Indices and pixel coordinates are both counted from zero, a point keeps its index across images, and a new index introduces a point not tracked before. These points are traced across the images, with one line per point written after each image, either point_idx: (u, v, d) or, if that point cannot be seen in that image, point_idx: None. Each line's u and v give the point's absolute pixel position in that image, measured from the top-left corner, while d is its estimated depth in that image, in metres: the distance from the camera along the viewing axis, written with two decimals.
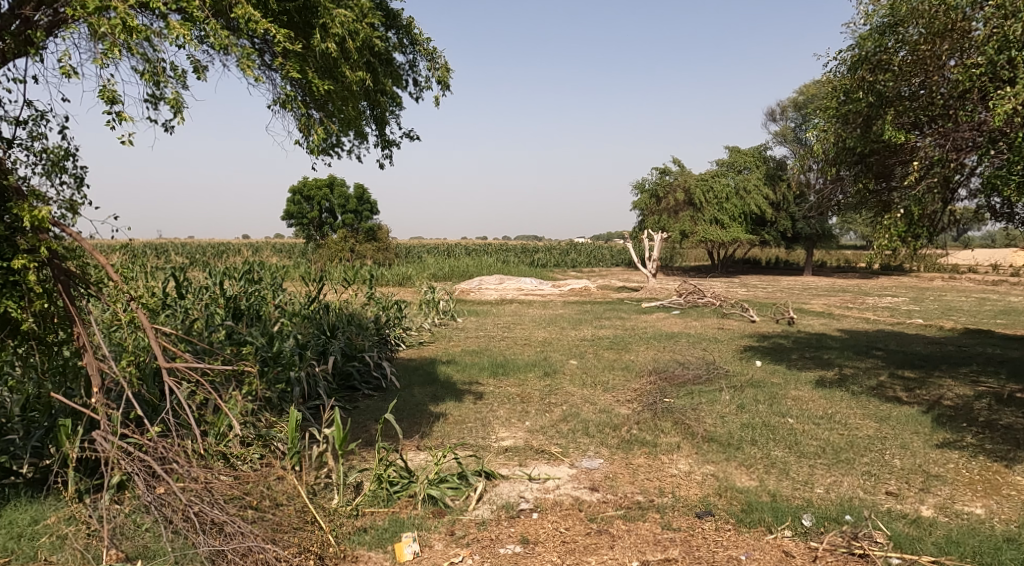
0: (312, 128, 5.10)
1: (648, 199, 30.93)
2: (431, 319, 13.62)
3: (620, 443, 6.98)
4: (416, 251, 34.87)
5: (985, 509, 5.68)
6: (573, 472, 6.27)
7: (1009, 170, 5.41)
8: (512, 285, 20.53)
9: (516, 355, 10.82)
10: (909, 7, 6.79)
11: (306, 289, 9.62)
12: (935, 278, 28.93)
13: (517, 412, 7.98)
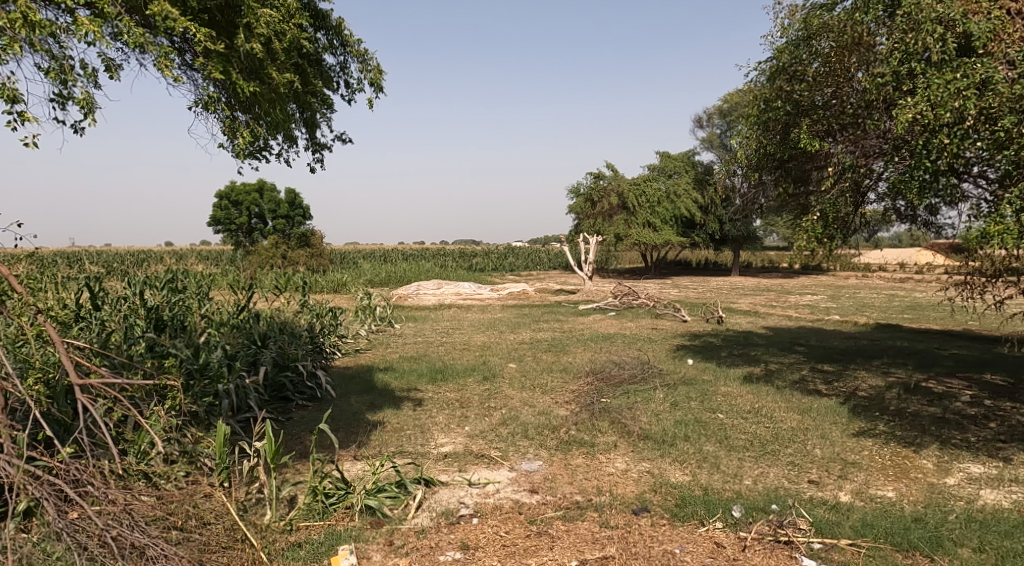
0: (238, 131, 5.07)
1: (582, 203, 31.38)
2: (368, 326, 13.55)
3: (559, 445, 7.16)
4: (351, 257, 34.48)
5: (896, 492, 6.09)
6: (512, 476, 6.39)
7: (912, 174, 5.84)
8: (450, 291, 20.58)
9: (455, 360, 10.90)
10: (820, 22, 7.22)
11: (235, 299, 9.45)
12: (852, 277, 30.46)
13: (456, 417, 8.06)
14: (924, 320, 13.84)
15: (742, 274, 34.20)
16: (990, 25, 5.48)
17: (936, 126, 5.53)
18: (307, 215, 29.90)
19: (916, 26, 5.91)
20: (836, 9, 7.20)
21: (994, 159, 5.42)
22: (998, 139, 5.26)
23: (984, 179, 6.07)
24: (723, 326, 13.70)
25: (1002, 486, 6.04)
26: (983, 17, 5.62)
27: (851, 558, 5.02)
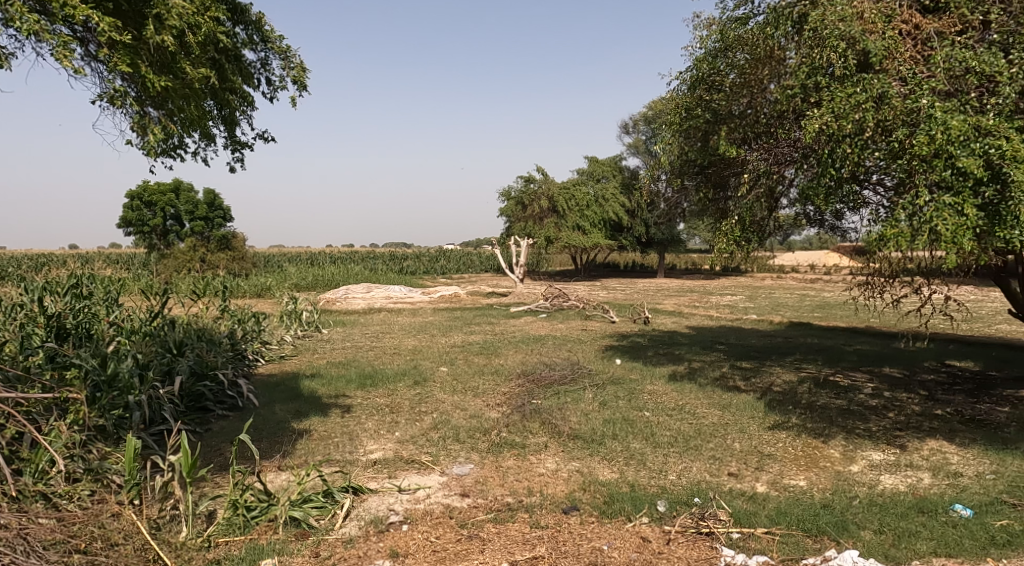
0: (148, 126, 4.99)
1: (513, 207, 31.62)
2: (294, 332, 13.31)
3: (490, 447, 7.27)
4: (275, 260, 33.62)
5: (807, 481, 6.46)
6: (443, 480, 6.46)
7: (818, 182, 6.27)
8: (380, 294, 20.44)
9: (385, 365, 10.88)
10: (735, 35, 7.58)
11: (148, 304, 9.13)
12: (768, 278, 31.94)
13: (386, 423, 8.06)
14: (833, 318, 14.64)
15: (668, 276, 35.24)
16: (884, 44, 5.96)
17: (839, 135, 5.93)
18: (229, 216, 29.02)
19: (820, 43, 6.30)
20: (749, 23, 7.56)
21: (890, 167, 5.86)
22: (892, 149, 5.72)
23: (882, 186, 6.51)
24: (648, 326, 14.12)
25: (901, 472, 6.49)
26: (878, 37, 6.08)
27: (767, 544, 5.31)
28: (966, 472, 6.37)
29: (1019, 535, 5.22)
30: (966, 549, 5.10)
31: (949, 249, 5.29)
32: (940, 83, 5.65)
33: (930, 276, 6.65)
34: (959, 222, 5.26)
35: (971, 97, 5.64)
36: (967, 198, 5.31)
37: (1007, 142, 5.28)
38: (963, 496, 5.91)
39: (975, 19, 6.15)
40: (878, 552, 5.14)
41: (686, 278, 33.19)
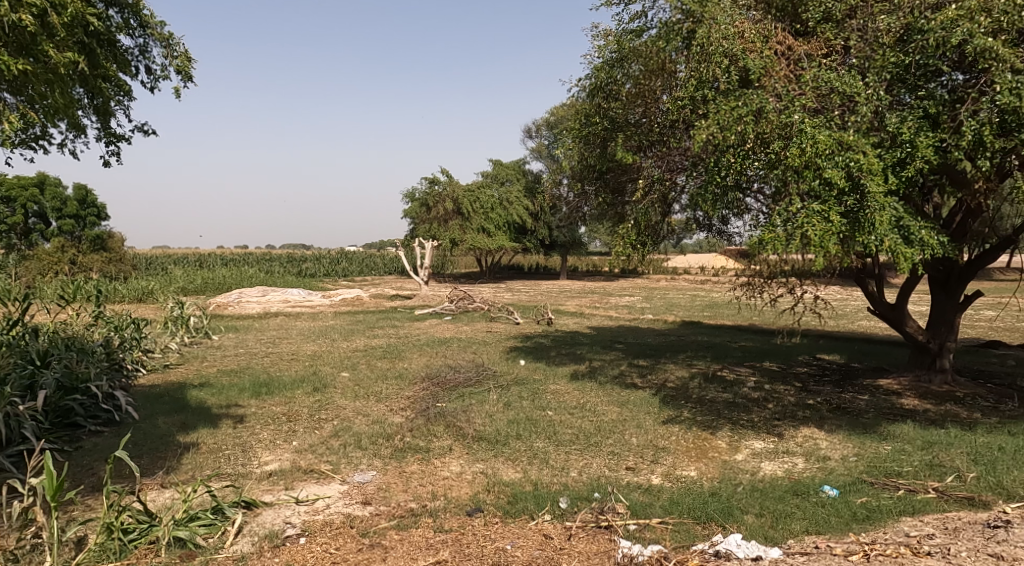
0: (3, 112, 4.72)
1: (417, 208, 31.46)
2: (180, 339, 12.72)
3: (393, 453, 7.28)
4: (159, 262, 32.00)
5: (697, 471, 6.85)
6: (343, 489, 6.43)
7: (707, 188, 6.74)
8: (275, 298, 19.97)
9: (281, 371, 10.63)
10: (630, 47, 7.89)
11: (8, 312, 8.51)
12: (663, 279, 33.36)
13: (283, 432, 7.92)
14: (722, 316, 15.50)
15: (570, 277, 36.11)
16: (762, 62, 6.53)
17: (724, 145, 6.39)
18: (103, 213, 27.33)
19: (704, 59, 6.79)
20: (643, 36, 7.89)
21: (768, 176, 6.41)
22: (770, 160, 6.27)
23: (762, 194, 7.00)
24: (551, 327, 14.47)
25: (779, 458, 7.00)
26: (759, 55, 6.66)
27: (660, 534, 5.59)
28: (834, 456, 6.95)
29: (877, 510, 5.77)
30: (833, 526, 5.58)
31: (817, 252, 5.85)
32: (809, 101, 6.29)
33: (802, 278, 7.22)
34: (826, 227, 5.85)
35: (835, 114, 6.38)
36: (831, 205, 5.96)
37: (863, 156, 6.02)
38: (831, 478, 6.45)
39: (838, 43, 7.20)
40: (759, 534, 5.52)
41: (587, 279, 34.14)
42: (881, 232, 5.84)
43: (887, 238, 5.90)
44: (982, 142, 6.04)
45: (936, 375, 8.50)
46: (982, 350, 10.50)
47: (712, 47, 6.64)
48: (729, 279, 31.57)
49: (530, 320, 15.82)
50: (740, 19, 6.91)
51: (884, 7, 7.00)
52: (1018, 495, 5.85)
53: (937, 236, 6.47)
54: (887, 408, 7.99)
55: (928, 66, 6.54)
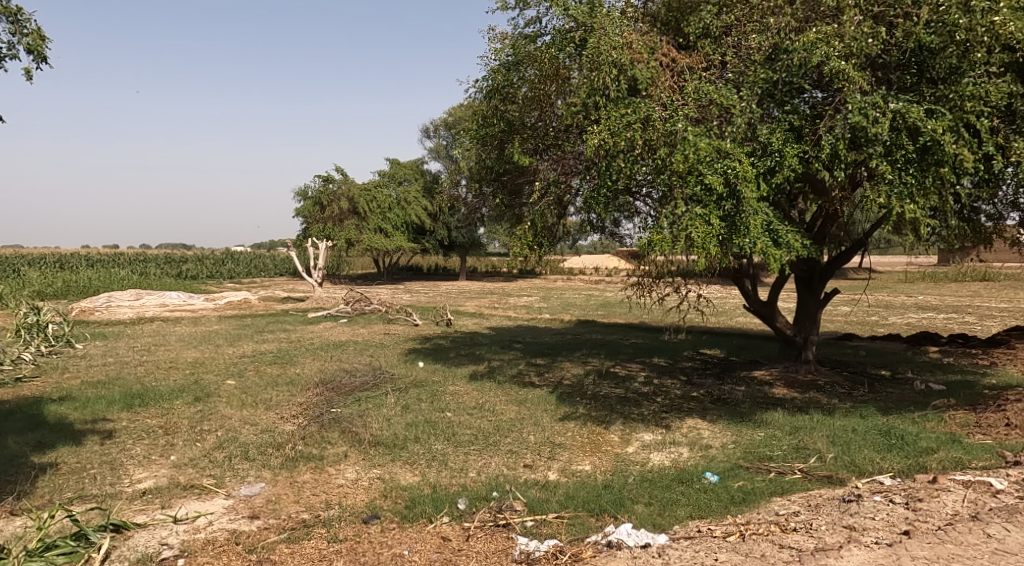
0: None
1: (311, 207, 30.61)
2: (38, 349, 11.83)
3: (284, 463, 7.18)
4: (16, 264, 29.62)
5: (592, 464, 7.10)
6: (227, 504, 6.29)
7: (601, 192, 7.05)
8: (152, 303, 18.98)
9: (158, 381, 10.13)
10: (526, 51, 8.07)
11: None
12: (559, 279, 34.16)
13: (158, 447, 7.61)
14: (614, 315, 16.10)
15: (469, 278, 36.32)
16: (649, 73, 7.00)
17: (615, 151, 6.78)
18: None
19: (595, 68, 7.09)
20: (538, 42, 8.11)
21: (655, 181, 6.81)
22: (657, 165, 6.66)
23: (650, 198, 7.38)
24: (450, 328, 14.50)
25: (666, 449, 7.38)
26: (644, 66, 7.10)
27: (557, 528, 5.77)
28: (714, 444, 7.40)
29: (752, 493, 6.20)
30: (714, 510, 5.94)
31: (700, 253, 6.27)
32: (691, 111, 6.76)
33: (687, 278, 7.64)
34: (707, 230, 6.31)
35: (714, 125, 6.84)
36: (712, 209, 6.41)
37: (739, 164, 6.51)
38: (712, 465, 6.88)
39: (717, 58, 7.71)
40: (648, 522, 5.80)
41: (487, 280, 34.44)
42: (754, 235, 6.40)
43: (760, 241, 6.47)
44: (838, 155, 6.67)
45: (801, 366, 9.16)
46: (840, 341, 11.43)
47: (603, 56, 6.98)
48: (621, 279, 32.74)
49: (430, 321, 15.80)
50: (627, 31, 7.32)
51: (755, 26, 7.54)
52: (870, 470, 6.46)
53: (801, 240, 7.07)
54: (760, 397, 8.56)
55: (793, 84, 7.12)
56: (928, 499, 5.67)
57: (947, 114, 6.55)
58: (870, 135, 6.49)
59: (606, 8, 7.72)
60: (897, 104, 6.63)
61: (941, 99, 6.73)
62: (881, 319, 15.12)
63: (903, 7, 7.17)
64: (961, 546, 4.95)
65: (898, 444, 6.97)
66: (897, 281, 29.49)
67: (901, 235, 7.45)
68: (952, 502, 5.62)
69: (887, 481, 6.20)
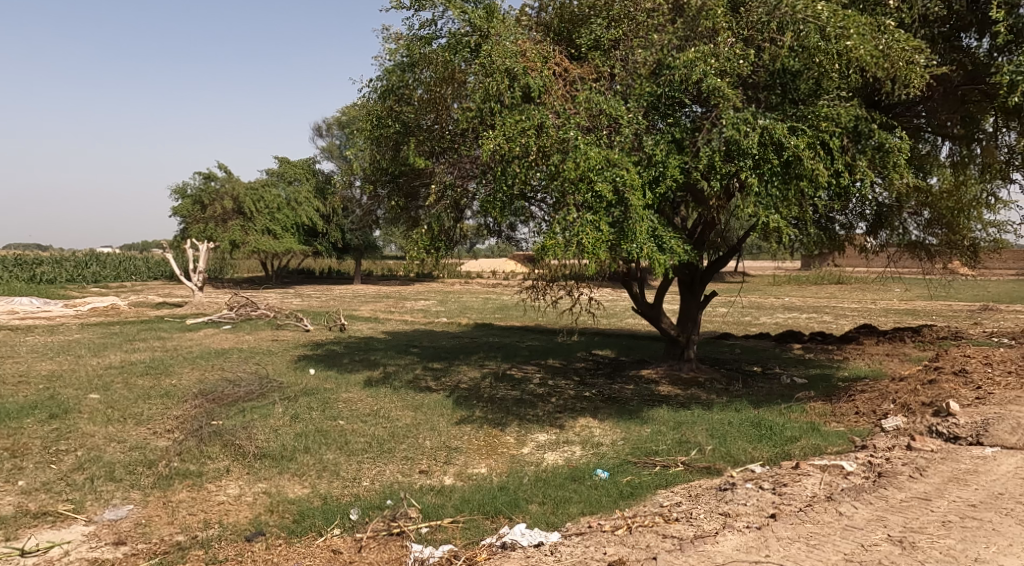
0: None
1: (190, 206, 28.98)
2: None
3: (157, 482, 6.75)
4: None
5: (487, 467, 7.16)
6: (88, 530, 5.84)
7: (497, 196, 7.18)
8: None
9: (7, 397, 9.23)
10: (420, 53, 8.07)
11: None
12: (457, 283, 34.27)
13: (7, 470, 6.94)
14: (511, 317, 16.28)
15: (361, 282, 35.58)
16: (541, 81, 7.20)
17: (510, 156, 6.94)
18: None
19: (490, 73, 7.25)
20: (433, 44, 8.12)
21: (549, 186, 7.01)
22: (550, 172, 6.87)
23: (544, 203, 7.58)
24: (344, 333, 14.11)
25: (560, 448, 7.57)
26: (536, 75, 7.25)
27: (451, 533, 5.77)
28: (605, 441, 7.67)
29: (639, 486, 6.49)
30: (603, 505, 6.16)
31: (591, 258, 6.55)
32: (581, 120, 7.02)
33: (579, 280, 7.82)
34: (597, 236, 6.60)
35: (603, 133, 7.16)
36: (601, 216, 6.71)
37: (626, 172, 6.84)
38: (602, 461, 7.14)
39: (606, 70, 8.02)
40: (542, 521, 5.93)
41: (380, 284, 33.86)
42: (640, 241, 6.77)
43: (646, 245, 6.82)
44: (715, 166, 7.15)
45: (684, 363, 9.69)
46: (718, 340, 12.16)
47: (497, 63, 7.14)
48: (519, 282, 33.18)
49: (322, 325, 15.33)
50: (521, 39, 7.51)
51: (641, 42, 7.93)
52: (743, 460, 6.94)
53: (683, 244, 7.52)
54: (647, 395, 8.96)
55: (675, 98, 7.55)
56: (791, 484, 6.17)
57: (807, 132, 7.20)
58: (742, 148, 7.00)
59: (501, 15, 7.87)
60: (764, 121, 7.18)
61: (801, 119, 7.35)
62: (755, 319, 16.20)
63: (769, 32, 7.66)
64: (818, 525, 5.40)
65: (767, 434, 7.54)
66: (769, 283, 31.74)
67: (768, 242, 7.98)
68: (812, 485, 6.15)
69: (757, 469, 6.68)
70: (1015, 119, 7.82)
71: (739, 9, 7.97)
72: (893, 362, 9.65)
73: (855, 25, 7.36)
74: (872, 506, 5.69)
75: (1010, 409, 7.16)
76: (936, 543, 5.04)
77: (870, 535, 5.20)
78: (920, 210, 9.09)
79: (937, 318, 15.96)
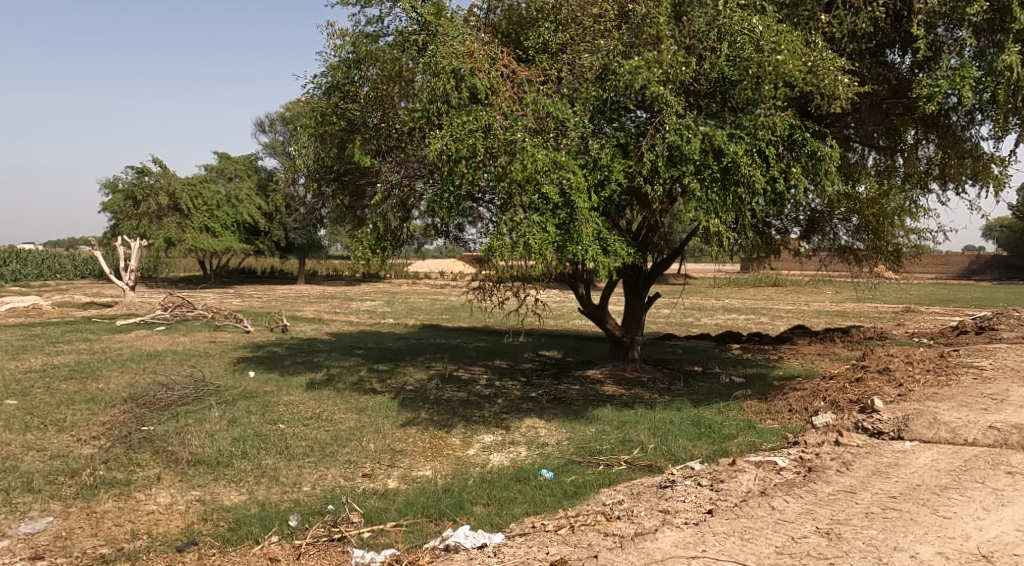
0: None
1: (121, 202, 27.14)
2: None
3: (81, 491, 6.42)
4: None
5: (432, 469, 7.12)
6: (4, 545, 5.50)
7: (445, 196, 7.17)
8: None
9: None
10: (367, 50, 8.00)
11: None
12: (405, 283, 34.09)
13: None
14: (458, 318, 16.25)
15: (306, 282, 34.84)
16: (489, 82, 7.24)
17: (458, 156, 6.95)
18: None
19: (437, 73, 7.23)
20: (380, 41, 8.06)
21: (496, 188, 7.05)
22: (498, 172, 6.91)
23: (492, 204, 7.61)
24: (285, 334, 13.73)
25: (506, 449, 7.60)
26: (485, 75, 7.29)
27: (394, 537, 5.70)
28: (550, 441, 7.74)
29: (583, 486, 6.58)
30: (545, 505, 6.21)
31: (538, 259, 6.62)
32: (529, 122, 7.08)
33: (525, 281, 7.85)
34: (543, 237, 6.68)
35: (550, 136, 7.25)
36: (548, 217, 6.79)
37: (572, 175, 6.93)
38: (548, 462, 7.21)
39: (553, 74, 8.11)
40: (486, 522, 5.93)
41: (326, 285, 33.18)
42: (586, 242, 6.86)
43: (591, 247, 6.92)
44: (658, 170, 7.35)
45: (628, 364, 9.86)
46: (660, 341, 12.44)
47: (445, 63, 7.12)
48: (468, 283, 33.20)
49: (263, 326, 14.90)
50: (469, 40, 7.52)
51: (588, 47, 8.06)
52: (683, 458, 7.13)
53: (627, 247, 7.68)
54: (592, 395, 9.10)
55: (620, 103, 7.72)
56: (728, 480, 6.39)
57: (745, 139, 7.47)
58: (684, 153, 7.22)
59: (449, 14, 7.84)
60: (705, 127, 7.42)
61: (739, 126, 7.61)
62: (697, 320, 16.68)
63: (709, 41, 7.87)
64: (752, 519, 5.59)
65: (706, 432, 7.77)
66: (711, 285, 32.85)
67: (709, 245, 8.24)
68: (747, 480, 6.38)
69: (696, 466, 6.89)
70: (933, 132, 8.37)
71: (682, 19, 8.19)
72: (824, 361, 10.11)
73: (786, 41, 7.72)
74: (802, 499, 5.95)
75: (927, 405, 7.64)
76: (859, 533, 5.29)
77: (800, 528, 5.43)
78: (849, 217, 9.63)
79: (863, 318, 16.91)
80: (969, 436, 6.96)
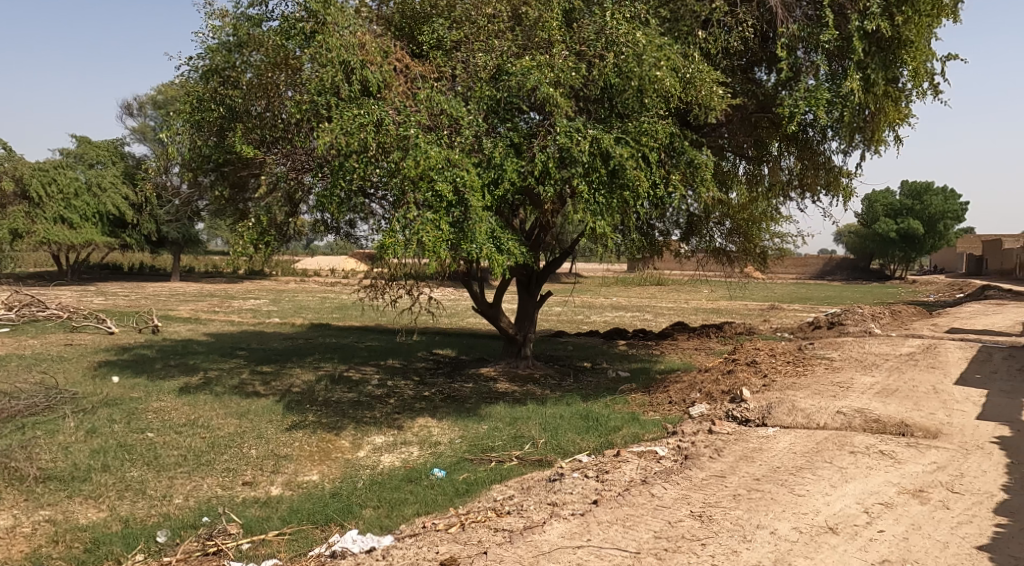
0: None
1: None
2: None
3: None
4: None
5: (319, 474, 6.83)
6: None
7: (334, 191, 6.87)
8: None
9: None
10: (249, 33, 7.55)
11: None
12: (289, 282, 32.33)
13: None
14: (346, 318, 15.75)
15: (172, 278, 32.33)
16: (382, 77, 7.06)
17: (348, 151, 6.68)
18: None
19: (324, 64, 6.94)
20: (264, 25, 7.61)
21: (388, 184, 6.86)
22: (390, 168, 6.72)
23: (385, 201, 7.38)
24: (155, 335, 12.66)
25: (397, 450, 7.44)
26: (377, 68, 7.13)
27: (276, 547, 5.38)
28: (442, 441, 7.65)
29: (475, 483, 6.57)
30: (433, 504, 6.10)
31: (431, 257, 6.50)
32: (422, 118, 6.93)
33: (418, 280, 7.68)
34: (437, 234, 6.55)
35: (444, 133, 7.14)
36: (442, 215, 6.66)
37: (466, 173, 6.86)
38: (439, 461, 7.13)
39: (448, 71, 8.03)
40: (375, 525, 5.75)
41: (200, 281, 30.86)
42: (481, 241, 6.80)
43: (486, 246, 6.87)
44: (549, 172, 7.46)
45: (521, 361, 9.99)
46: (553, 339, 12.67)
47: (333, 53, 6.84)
48: (356, 282, 32.25)
49: (130, 326, 13.69)
50: (361, 32, 7.26)
51: (482, 46, 8.03)
52: (571, 451, 7.31)
53: (520, 246, 7.73)
54: (485, 392, 9.13)
55: (513, 104, 7.77)
56: (612, 470, 6.64)
57: (630, 144, 7.74)
58: (574, 155, 7.38)
59: (339, 4, 7.48)
60: (593, 132, 7.63)
61: (624, 132, 7.88)
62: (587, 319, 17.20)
63: (598, 48, 8.04)
64: (634, 507, 5.81)
65: (594, 426, 8.03)
66: (598, 285, 34.09)
67: (597, 246, 8.50)
68: (630, 470, 6.66)
69: (584, 458, 7.08)
70: (793, 146, 9.16)
71: (574, 26, 8.46)
72: (701, 355, 10.78)
73: (666, 54, 8.09)
74: (679, 485, 6.29)
75: (787, 393, 8.36)
76: (728, 514, 5.62)
77: (677, 512, 5.70)
78: (722, 220, 10.52)
79: (736, 316, 18.22)
80: (821, 420, 7.65)
